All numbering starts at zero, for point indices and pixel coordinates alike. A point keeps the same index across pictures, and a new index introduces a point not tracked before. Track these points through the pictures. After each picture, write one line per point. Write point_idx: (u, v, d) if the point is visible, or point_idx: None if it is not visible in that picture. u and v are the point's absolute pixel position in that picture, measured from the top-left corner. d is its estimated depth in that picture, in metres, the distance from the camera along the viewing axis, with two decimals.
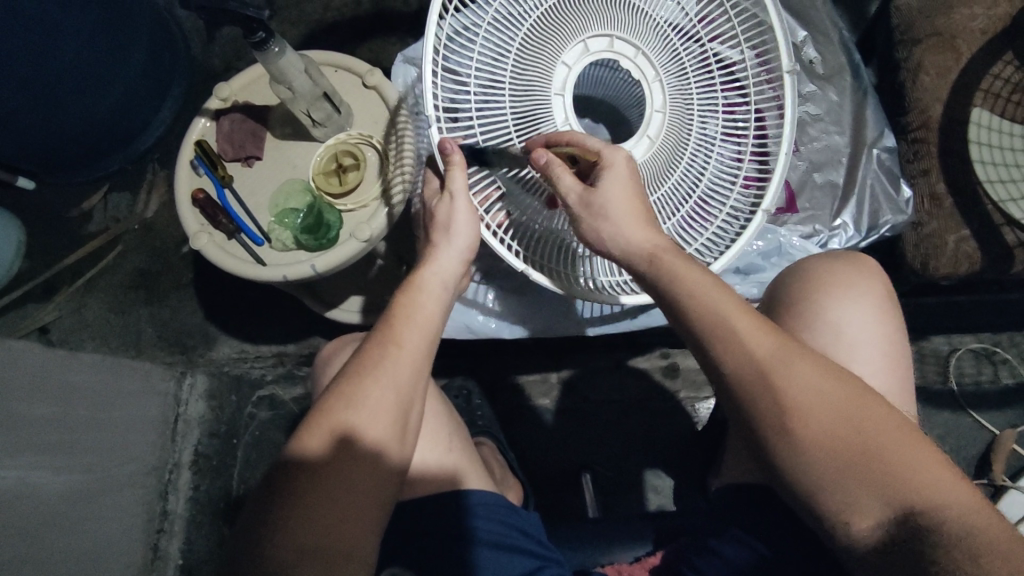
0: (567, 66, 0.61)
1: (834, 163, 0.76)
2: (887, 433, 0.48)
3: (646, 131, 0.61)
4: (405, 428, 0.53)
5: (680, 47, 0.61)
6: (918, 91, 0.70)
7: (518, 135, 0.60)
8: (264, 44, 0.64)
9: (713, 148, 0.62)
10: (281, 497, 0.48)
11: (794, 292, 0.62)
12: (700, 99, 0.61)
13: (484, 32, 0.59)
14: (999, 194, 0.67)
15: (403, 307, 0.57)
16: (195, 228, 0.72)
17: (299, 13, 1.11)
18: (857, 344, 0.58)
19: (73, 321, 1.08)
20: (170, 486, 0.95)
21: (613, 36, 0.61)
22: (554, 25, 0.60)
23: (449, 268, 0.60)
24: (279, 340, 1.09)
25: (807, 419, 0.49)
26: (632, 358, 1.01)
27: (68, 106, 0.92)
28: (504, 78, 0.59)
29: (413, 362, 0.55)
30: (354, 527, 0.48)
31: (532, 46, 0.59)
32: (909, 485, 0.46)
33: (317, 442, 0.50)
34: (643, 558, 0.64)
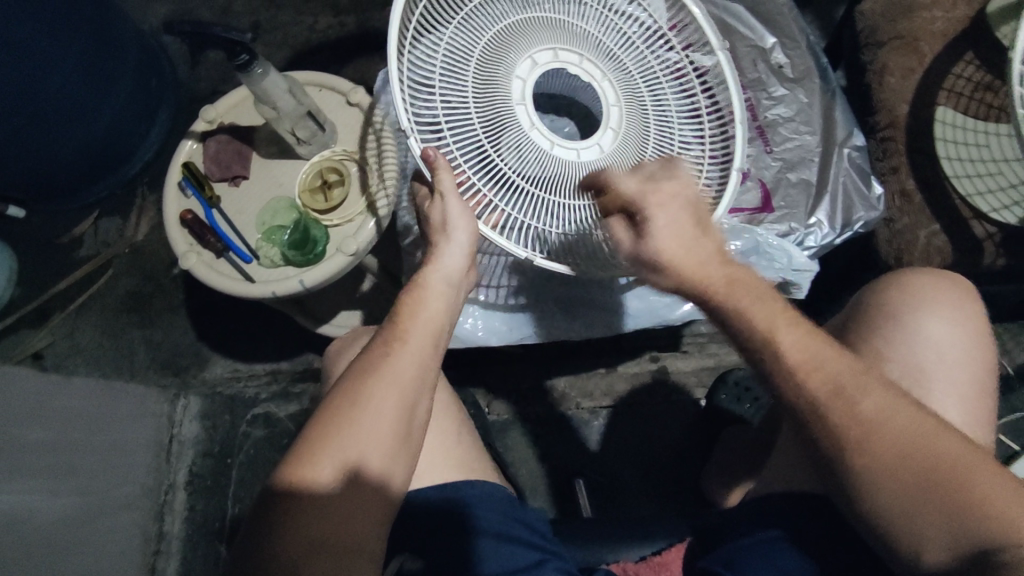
0: (523, 77, 0.62)
1: (806, 161, 0.77)
2: (951, 456, 0.47)
3: (608, 124, 0.64)
4: (411, 428, 0.53)
5: (625, 57, 0.66)
6: (884, 92, 0.73)
7: (488, 139, 0.60)
8: (247, 67, 0.66)
9: (673, 140, 0.66)
10: (285, 494, 0.49)
11: (891, 300, 0.63)
12: (651, 98, 0.66)
13: (445, 40, 0.60)
14: (966, 189, 0.69)
15: (408, 304, 0.57)
16: (184, 248, 0.74)
17: (285, 37, 1.13)
18: (955, 360, 0.60)
19: (66, 346, 1.08)
20: (166, 508, 0.97)
21: (557, 48, 0.64)
22: (511, 36, 0.62)
23: (453, 265, 0.59)
24: (272, 358, 1.07)
25: (875, 436, 0.48)
26: (622, 363, 1.02)
27: (60, 133, 0.93)
28: (468, 85, 0.60)
29: (417, 362, 0.55)
30: (361, 524, 0.50)
31: (491, 55, 0.61)
32: (982, 515, 0.46)
33: (321, 440, 0.51)
34: (651, 558, 0.65)
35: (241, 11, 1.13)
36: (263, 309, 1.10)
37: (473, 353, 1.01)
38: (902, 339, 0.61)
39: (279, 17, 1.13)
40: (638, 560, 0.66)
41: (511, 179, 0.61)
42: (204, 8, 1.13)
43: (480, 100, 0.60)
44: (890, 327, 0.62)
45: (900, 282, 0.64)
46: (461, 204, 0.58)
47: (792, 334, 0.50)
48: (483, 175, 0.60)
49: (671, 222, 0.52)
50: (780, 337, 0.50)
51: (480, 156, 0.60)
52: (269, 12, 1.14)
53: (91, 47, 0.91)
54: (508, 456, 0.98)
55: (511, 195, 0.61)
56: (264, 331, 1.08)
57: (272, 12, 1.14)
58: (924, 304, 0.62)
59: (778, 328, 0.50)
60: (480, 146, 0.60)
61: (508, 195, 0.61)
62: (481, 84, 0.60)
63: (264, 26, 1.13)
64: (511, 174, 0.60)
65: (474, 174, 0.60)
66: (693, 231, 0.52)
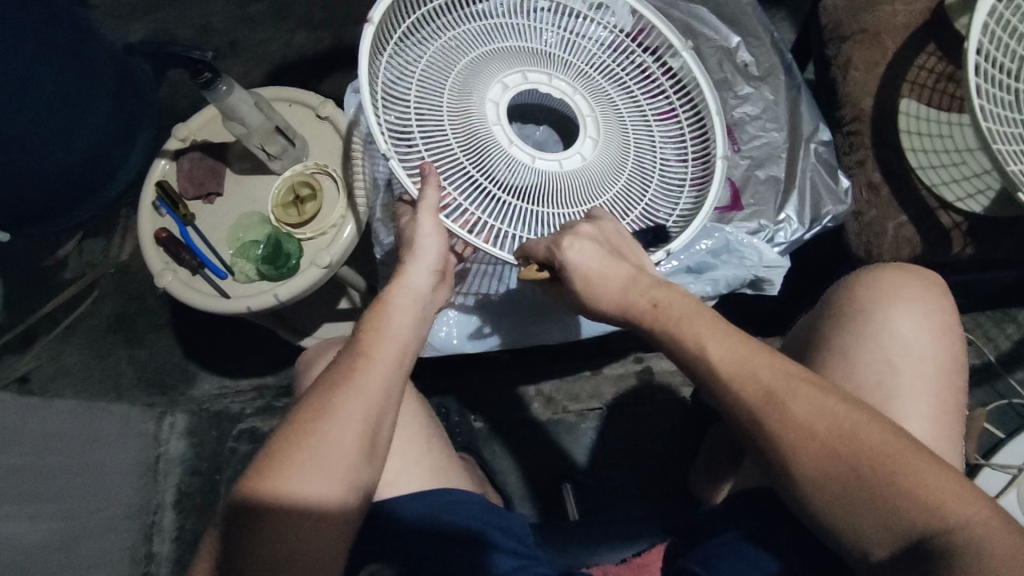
0: (496, 100, 0.63)
1: (774, 158, 0.81)
2: (893, 453, 0.47)
3: (587, 134, 0.64)
4: (378, 441, 0.53)
5: (599, 74, 0.67)
6: (849, 86, 0.73)
7: (468, 160, 0.60)
8: (211, 84, 0.67)
9: (656, 154, 0.66)
10: (253, 515, 0.49)
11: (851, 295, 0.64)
12: (631, 113, 0.66)
13: (419, 69, 0.61)
14: (931, 178, 0.69)
15: (374, 319, 0.57)
16: (159, 267, 0.74)
17: (263, 52, 1.14)
18: (916, 354, 0.60)
19: (53, 369, 1.08)
20: (155, 528, 0.96)
21: (526, 69, 0.64)
22: (483, 58, 0.63)
23: (420, 281, 0.59)
24: (259, 372, 1.08)
25: (816, 445, 0.48)
26: (606, 365, 1.04)
27: (39, 156, 0.92)
28: (442, 110, 0.60)
29: (384, 377, 0.55)
30: (326, 541, 0.50)
31: (463, 78, 0.62)
32: (923, 511, 0.45)
33: (286, 458, 0.50)
34: (631, 560, 0.64)
35: (219, 28, 1.14)
36: (248, 324, 1.10)
37: (457, 360, 1.01)
38: (865, 336, 0.61)
39: (256, 32, 1.14)
40: (619, 562, 0.65)
41: (488, 189, 0.60)
42: (182, 26, 1.13)
43: (456, 119, 0.60)
44: (850, 326, 0.63)
45: (866, 276, 0.65)
46: (433, 222, 0.58)
47: (722, 346, 0.51)
48: (462, 190, 0.60)
49: (584, 254, 0.55)
50: (711, 349, 0.52)
51: (459, 172, 0.60)
52: (247, 27, 1.14)
53: (68, 70, 0.90)
54: (497, 462, 0.97)
55: (494, 210, 0.61)
56: (249, 346, 1.09)
57: (250, 28, 1.14)
58: (886, 298, 0.62)
59: (708, 337, 0.52)
60: (462, 168, 0.60)
61: (486, 205, 0.60)
62: (456, 104, 0.61)
63: (242, 42, 1.14)
64: (487, 183, 0.60)
65: (450, 188, 0.60)
66: (608, 259, 0.56)
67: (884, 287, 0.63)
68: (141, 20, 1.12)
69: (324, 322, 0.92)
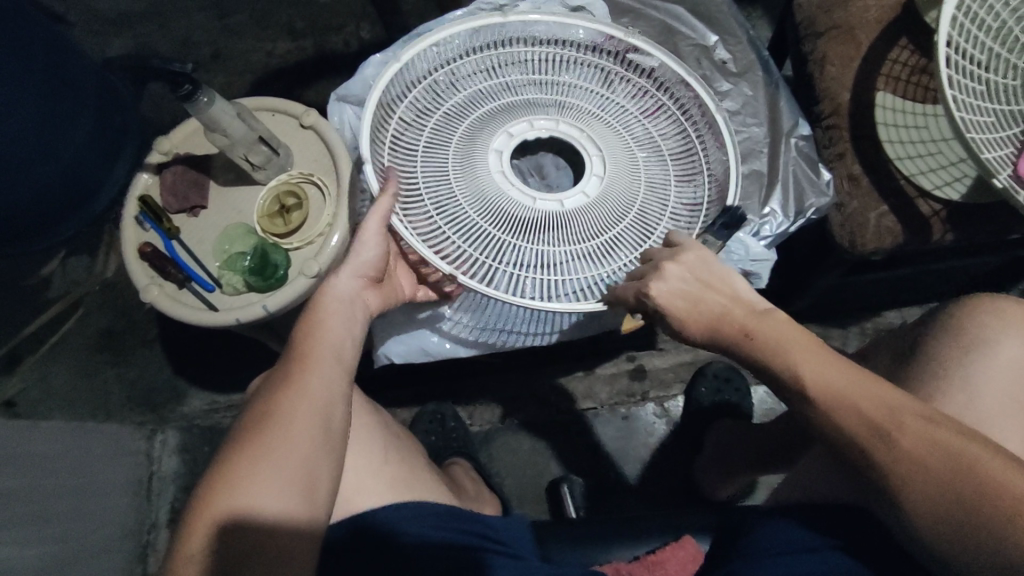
0: (500, 148, 0.70)
1: (756, 152, 0.84)
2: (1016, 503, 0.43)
3: (592, 171, 0.69)
4: (330, 436, 0.54)
5: (605, 112, 0.73)
6: (826, 80, 0.74)
7: (471, 208, 0.67)
8: (192, 96, 0.67)
9: (665, 179, 0.71)
10: (219, 539, 0.49)
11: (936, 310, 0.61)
12: (638, 145, 0.72)
13: (427, 130, 0.71)
14: (910, 169, 0.71)
15: (309, 321, 0.58)
16: (145, 282, 0.73)
17: (245, 64, 1.13)
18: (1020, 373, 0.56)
19: (39, 391, 1.06)
20: (150, 547, 0.95)
21: (530, 118, 0.71)
22: (486, 116, 0.72)
23: (348, 284, 0.61)
24: (245, 383, 1.07)
25: (920, 470, 0.46)
26: (599, 365, 1.03)
27: (25, 175, 0.91)
28: (447, 164, 0.69)
29: (325, 374, 0.56)
30: (292, 537, 0.50)
31: (466, 139, 0.70)
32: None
33: (235, 473, 0.50)
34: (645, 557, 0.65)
35: (199, 41, 1.13)
36: (237, 338, 1.09)
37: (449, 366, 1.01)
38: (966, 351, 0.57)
39: (237, 44, 1.13)
40: (633, 559, 0.66)
41: (495, 237, 0.67)
42: (162, 40, 1.13)
43: (461, 178, 0.68)
44: (954, 341, 0.57)
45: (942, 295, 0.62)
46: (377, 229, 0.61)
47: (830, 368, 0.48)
48: (471, 240, 0.67)
49: (676, 286, 0.54)
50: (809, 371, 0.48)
51: (470, 225, 0.67)
52: (227, 39, 1.13)
53: (46, 88, 0.89)
54: (492, 465, 0.98)
55: (493, 248, 0.67)
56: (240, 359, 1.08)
57: (231, 39, 1.13)
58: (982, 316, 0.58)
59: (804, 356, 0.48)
60: (466, 215, 0.67)
61: (494, 250, 0.67)
62: (462, 164, 0.69)
63: (224, 54, 1.13)
64: (491, 231, 0.67)
65: (456, 238, 0.67)
66: (702, 292, 0.54)
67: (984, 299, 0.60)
68: (120, 35, 1.12)
69: None
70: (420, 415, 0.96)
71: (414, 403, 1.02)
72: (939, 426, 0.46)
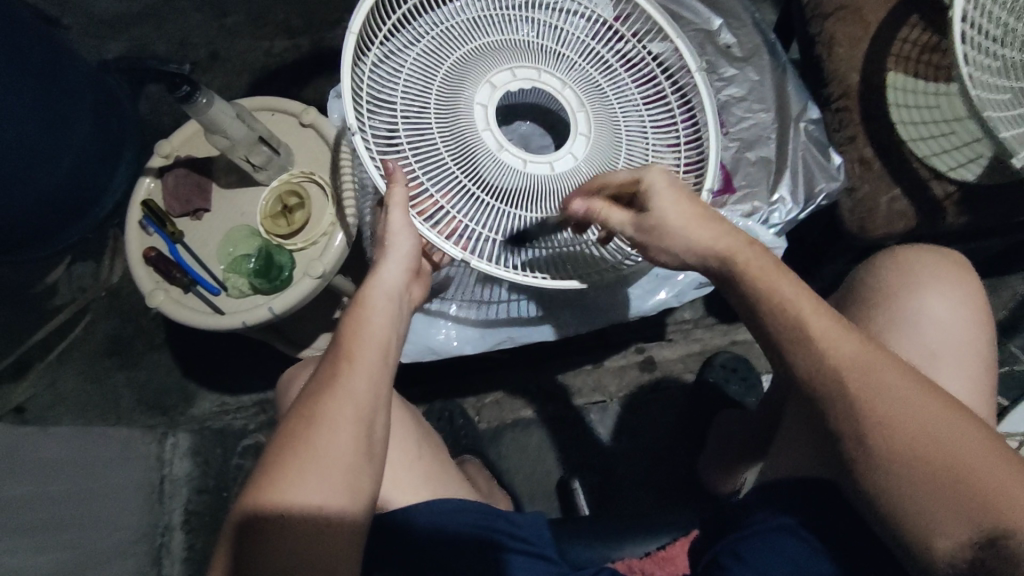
0: (484, 102, 0.63)
1: (763, 139, 0.81)
2: (975, 447, 0.46)
3: (578, 129, 0.65)
4: (369, 443, 0.54)
5: (591, 66, 0.67)
6: (834, 62, 0.74)
7: (456, 163, 0.62)
8: (190, 97, 0.65)
9: (648, 148, 0.66)
10: (256, 529, 0.49)
11: (898, 283, 0.64)
12: (621, 108, 0.67)
13: (407, 68, 0.62)
14: (922, 150, 0.70)
15: (355, 319, 0.57)
16: (150, 286, 0.73)
17: (243, 64, 1.12)
18: (962, 345, 0.61)
19: (50, 397, 1.07)
20: (163, 549, 0.91)
21: (515, 66, 0.65)
22: (470, 57, 0.64)
23: (394, 280, 0.59)
24: (259, 388, 1.10)
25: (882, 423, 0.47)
26: (609, 356, 1.02)
27: (23, 183, 0.90)
28: (430, 111, 0.62)
29: (368, 377, 0.55)
30: (332, 544, 0.50)
31: (449, 85, 0.63)
32: (1009, 511, 0.44)
33: (281, 467, 0.51)
34: (656, 553, 0.64)
35: (196, 43, 1.12)
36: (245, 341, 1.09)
37: (457, 364, 1.01)
38: (903, 325, 0.62)
39: (234, 44, 1.13)
40: (644, 556, 0.64)
41: (485, 200, 0.62)
42: (159, 42, 1.12)
43: (443, 130, 0.62)
44: (888, 309, 0.63)
45: (900, 261, 0.65)
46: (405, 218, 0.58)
47: (822, 317, 0.50)
48: (454, 201, 0.62)
49: (665, 198, 0.54)
50: (808, 319, 0.50)
51: (452, 183, 0.62)
52: (225, 40, 1.12)
53: (45, 94, 0.88)
54: (501, 462, 0.98)
55: (476, 211, 0.62)
56: (247, 363, 1.10)
57: (229, 40, 1.13)
58: (922, 288, 0.63)
59: (805, 304, 0.51)
60: (449, 171, 0.62)
61: (477, 212, 0.62)
62: (445, 114, 0.62)
63: (222, 55, 1.12)
64: (477, 192, 0.62)
65: (436, 194, 0.61)
66: (691, 212, 0.54)
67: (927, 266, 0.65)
68: (120, 39, 1.11)
69: (322, 333, 0.91)
70: (429, 412, 0.96)
71: (422, 402, 1.01)
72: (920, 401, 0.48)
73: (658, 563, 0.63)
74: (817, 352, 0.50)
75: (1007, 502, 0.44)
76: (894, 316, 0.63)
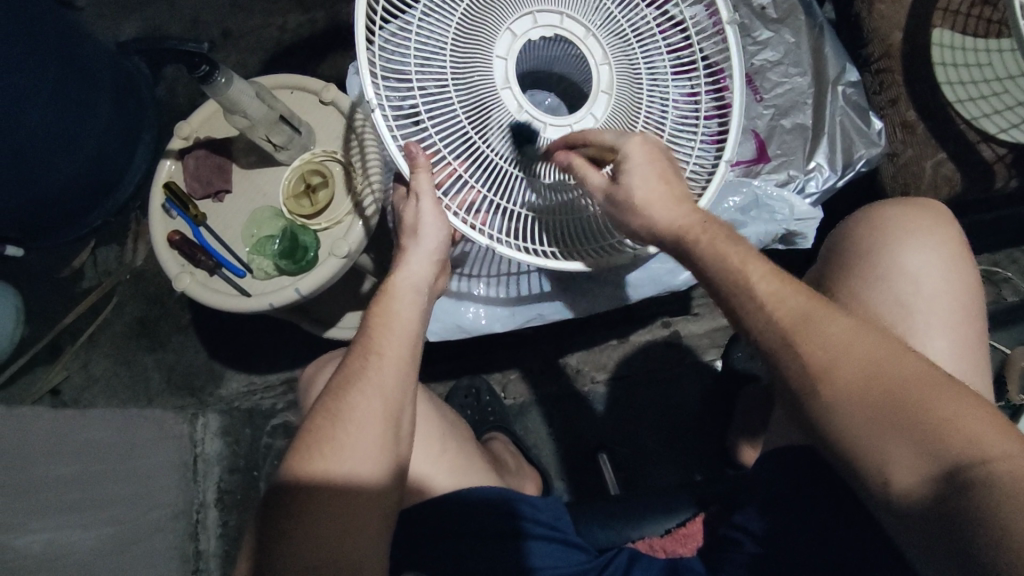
0: (504, 55, 0.60)
1: (799, 105, 0.80)
2: (916, 382, 0.47)
3: (598, 87, 0.61)
4: (398, 436, 0.55)
5: (616, 10, 0.61)
6: (876, 21, 0.76)
7: (473, 127, 0.59)
8: (209, 77, 0.64)
9: (667, 106, 0.62)
10: (286, 521, 0.50)
11: (866, 242, 0.64)
12: (645, 59, 0.62)
13: (418, 17, 0.57)
14: (971, 112, 0.73)
15: (381, 315, 0.58)
16: (176, 270, 0.73)
17: (256, 41, 1.10)
18: (937, 298, 0.60)
19: (82, 379, 1.07)
20: (200, 526, 0.97)
21: (534, 11, 0.60)
22: (486, 5, 0.59)
23: (421, 272, 0.60)
24: (286, 366, 1.08)
25: (842, 373, 0.48)
26: (633, 332, 1.01)
27: (49, 168, 0.90)
28: (445, 68, 0.58)
29: (396, 370, 0.56)
30: (359, 537, 0.51)
31: (466, 31, 0.58)
32: (952, 437, 0.44)
33: (312, 460, 0.52)
34: (675, 530, 0.67)
35: (208, 21, 1.11)
36: (270, 321, 1.09)
37: (481, 341, 1.01)
38: (876, 281, 0.62)
39: (246, 21, 1.10)
40: (665, 534, 0.67)
41: (504, 169, 0.60)
42: (170, 21, 1.10)
43: (460, 86, 0.58)
44: (865, 270, 0.63)
45: (869, 219, 0.65)
46: (433, 206, 0.58)
47: (769, 281, 0.52)
48: (468, 165, 0.60)
49: (642, 167, 0.55)
50: (756, 284, 0.52)
51: (467, 148, 0.60)
52: (237, 17, 1.10)
53: (61, 76, 0.87)
54: (529, 437, 0.98)
55: (495, 179, 0.61)
56: (275, 342, 1.09)
57: (240, 17, 1.10)
58: (906, 240, 0.62)
59: (753, 270, 0.52)
60: (465, 135, 0.59)
61: (496, 183, 0.61)
62: (462, 72, 0.58)
63: (233, 32, 1.10)
64: (499, 161, 0.60)
65: (452, 161, 0.59)
66: (660, 184, 0.55)
67: (918, 221, 0.63)
68: (130, 19, 1.10)
69: (348, 313, 0.91)
70: (455, 390, 0.96)
71: (448, 378, 1.01)
72: (903, 364, 0.48)
73: (677, 540, 0.67)
74: (770, 314, 0.51)
75: (951, 433, 0.44)
76: (866, 273, 0.62)
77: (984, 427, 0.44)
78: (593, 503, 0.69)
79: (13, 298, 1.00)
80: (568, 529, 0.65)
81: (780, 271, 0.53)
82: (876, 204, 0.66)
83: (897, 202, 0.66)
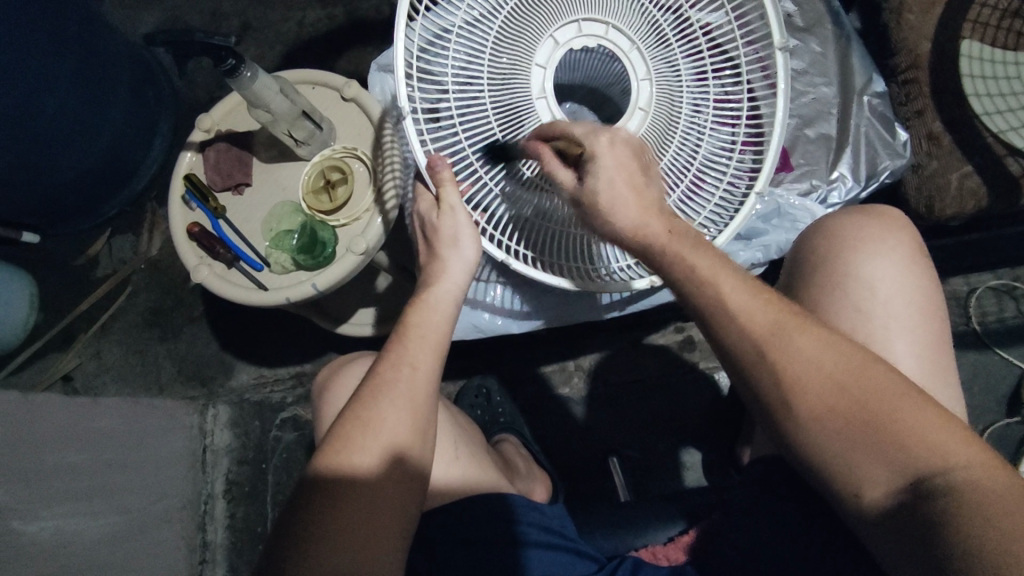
0: (544, 64, 0.60)
1: (824, 115, 0.82)
2: (888, 394, 0.47)
3: (637, 103, 0.60)
4: (423, 450, 0.56)
5: (658, 18, 0.60)
6: (903, 31, 0.76)
7: (504, 138, 0.60)
8: (235, 71, 0.64)
9: (706, 117, 0.61)
10: (303, 524, 0.49)
11: (822, 251, 0.63)
12: (684, 69, 0.61)
13: (458, 25, 0.58)
14: (999, 125, 0.73)
15: (417, 323, 0.59)
16: (195, 262, 0.73)
17: (277, 35, 1.10)
18: (893, 302, 0.59)
19: (95, 366, 1.08)
20: (207, 516, 0.99)
21: (580, 20, 0.60)
22: (531, 8, 0.58)
23: (460, 285, 0.61)
24: (296, 360, 1.07)
25: (812, 387, 0.48)
26: (646, 336, 1.01)
27: (70, 155, 0.91)
28: (482, 74, 0.58)
29: (428, 384, 0.57)
30: (378, 548, 0.50)
31: (507, 39, 0.58)
32: (916, 446, 0.45)
33: (338, 465, 0.52)
34: (677, 538, 0.67)
35: (230, 13, 1.11)
36: (282, 314, 1.09)
37: (494, 341, 1.00)
38: (835, 287, 0.61)
39: (267, 15, 1.11)
40: (667, 543, 0.67)
41: (522, 174, 0.61)
42: (192, 14, 1.11)
43: (496, 93, 0.58)
44: (827, 277, 0.62)
45: (826, 228, 0.64)
46: (467, 217, 0.59)
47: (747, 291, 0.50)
48: (492, 171, 0.61)
49: (611, 178, 0.52)
50: (729, 300, 0.51)
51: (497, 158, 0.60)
52: (258, 11, 1.11)
53: (85, 65, 0.87)
54: (538, 440, 0.98)
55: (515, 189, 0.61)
56: (283, 335, 1.08)
57: (261, 11, 1.11)
58: (873, 247, 0.61)
59: (718, 298, 0.51)
60: (495, 145, 0.60)
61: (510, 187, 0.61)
62: (502, 81, 0.58)
63: (254, 25, 1.11)
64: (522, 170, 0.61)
65: (484, 173, 0.60)
66: (638, 179, 0.53)
67: (878, 230, 0.62)
68: (152, 10, 1.11)
69: (360, 309, 0.91)
70: (465, 390, 0.96)
71: (458, 377, 1.01)
72: (868, 372, 0.48)
73: (679, 547, 0.65)
74: (755, 316, 0.50)
75: (916, 443, 0.45)
76: (824, 282, 0.62)
77: (948, 441, 0.44)
78: (592, 513, 0.71)
79: (28, 284, 1.00)
80: (573, 534, 0.66)
81: (748, 282, 0.52)
82: (829, 215, 0.66)
83: (855, 209, 0.65)
